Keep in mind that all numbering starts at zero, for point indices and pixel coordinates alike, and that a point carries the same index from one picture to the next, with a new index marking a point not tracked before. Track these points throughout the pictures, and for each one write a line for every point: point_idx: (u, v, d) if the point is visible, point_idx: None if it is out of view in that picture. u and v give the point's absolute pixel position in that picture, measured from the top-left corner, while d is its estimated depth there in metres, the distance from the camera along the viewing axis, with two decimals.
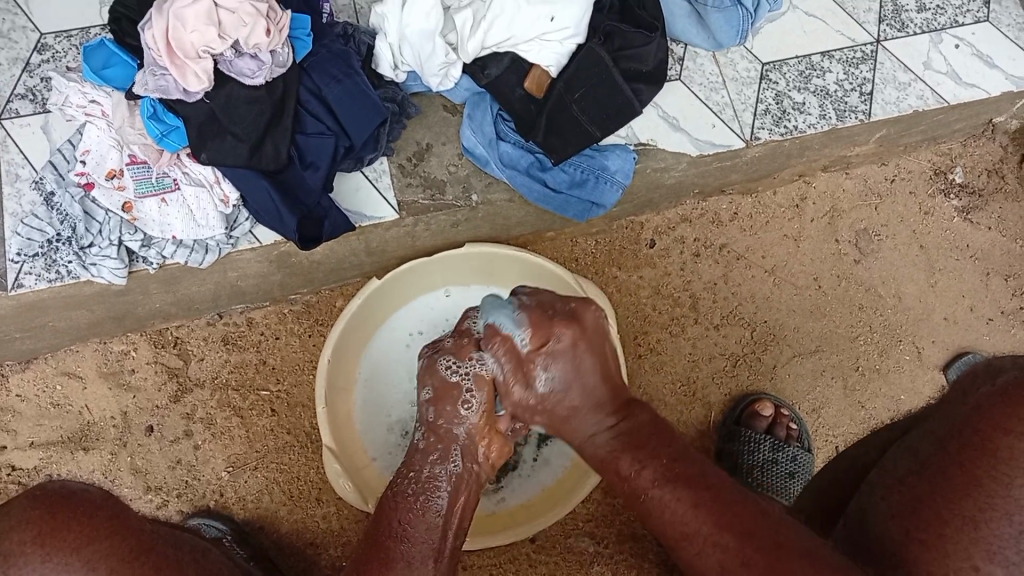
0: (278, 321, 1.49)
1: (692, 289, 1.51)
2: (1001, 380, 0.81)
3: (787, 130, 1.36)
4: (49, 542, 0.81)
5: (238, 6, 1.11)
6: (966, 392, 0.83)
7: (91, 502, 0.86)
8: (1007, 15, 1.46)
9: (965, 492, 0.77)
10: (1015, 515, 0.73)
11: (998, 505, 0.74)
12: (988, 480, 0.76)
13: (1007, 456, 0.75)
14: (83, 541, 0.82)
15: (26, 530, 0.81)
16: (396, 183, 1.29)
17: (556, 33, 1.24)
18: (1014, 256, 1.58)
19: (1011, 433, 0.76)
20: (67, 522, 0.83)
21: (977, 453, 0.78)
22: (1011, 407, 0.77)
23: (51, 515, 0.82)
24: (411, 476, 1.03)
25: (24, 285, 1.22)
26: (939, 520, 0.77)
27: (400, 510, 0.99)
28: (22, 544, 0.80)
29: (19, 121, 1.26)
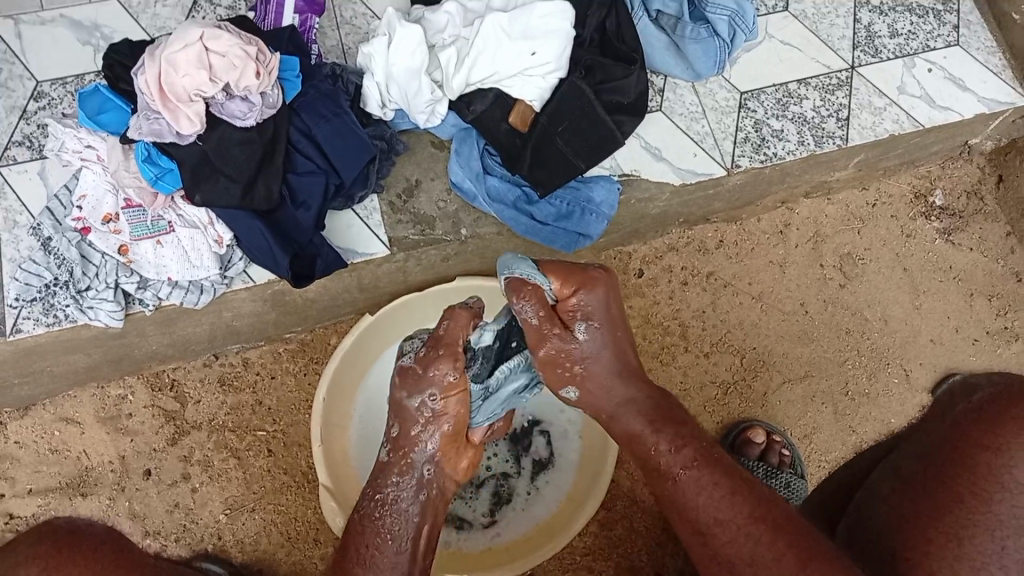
0: (274, 360, 1.51)
1: (681, 317, 1.53)
2: (977, 398, 0.88)
3: (767, 157, 1.39)
4: None
5: (228, 49, 1.15)
6: (946, 411, 0.90)
7: None
8: (975, 39, 1.51)
9: (948, 510, 0.82)
10: (996, 531, 0.79)
11: (980, 520, 0.80)
12: (969, 496, 0.81)
13: (988, 471, 0.82)
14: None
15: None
16: (386, 220, 1.32)
17: (537, 69, 1.28)
18: (997, 276, 1.60)
19: (989, 450, 0.83)
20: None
21: (955, 468, 0.84)
22: (987, 424, 0.84)
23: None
24: (378, 499, 1.02)
25: (22, 330, 1.23)
26: (921, 537, 0.81)
27: (373, 535, 1.00)
28: None
29: (17, 167, 1.30)
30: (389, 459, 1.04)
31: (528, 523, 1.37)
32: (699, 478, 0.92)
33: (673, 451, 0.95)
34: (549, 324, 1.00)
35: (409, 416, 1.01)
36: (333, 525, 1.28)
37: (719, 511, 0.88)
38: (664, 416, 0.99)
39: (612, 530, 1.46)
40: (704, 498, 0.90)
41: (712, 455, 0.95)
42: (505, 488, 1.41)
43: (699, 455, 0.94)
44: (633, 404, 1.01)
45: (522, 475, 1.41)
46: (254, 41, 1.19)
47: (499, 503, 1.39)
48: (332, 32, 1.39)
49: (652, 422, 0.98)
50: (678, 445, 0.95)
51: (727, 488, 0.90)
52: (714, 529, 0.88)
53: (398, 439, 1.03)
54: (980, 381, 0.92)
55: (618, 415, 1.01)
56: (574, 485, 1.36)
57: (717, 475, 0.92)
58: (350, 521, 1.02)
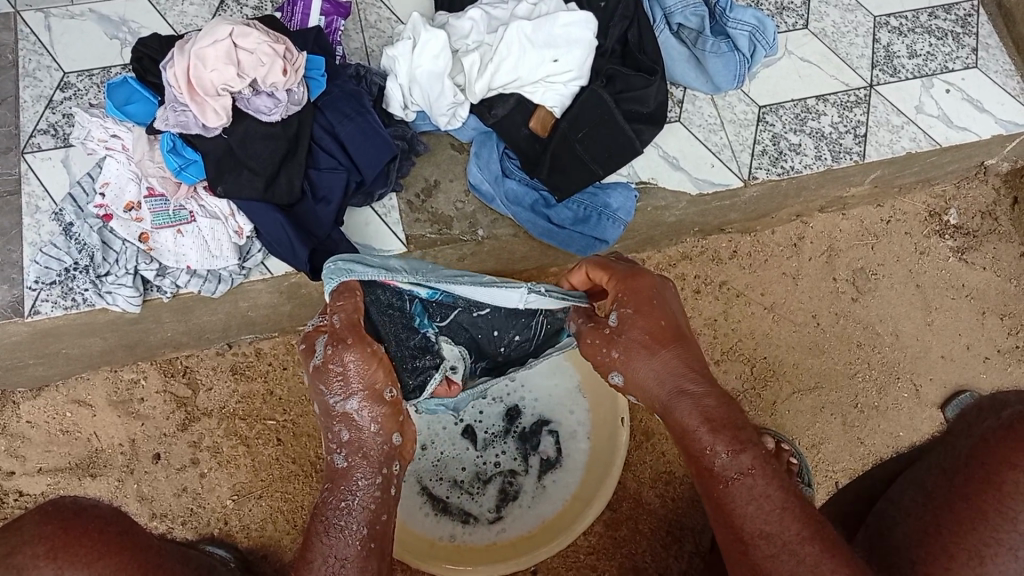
0: (286, 351, 1.53)
1: (692, 325, 1.54)
2: (1006, 415, 0.80)
3: (783, 170, 1.40)
4: (62, 556, 0.73)
5: (257, 46, 1.17)
6: (974, 427, 0.82)
7: (102, 518, 0.78)
8: (994, 62, 1.52)
9: (970, 527, 0.75)
10: (1020, 552, 0.71)
11: (1003, 540, 0.72)
12: (994, 513, 0.74)
13: (1012, 490, 0.73)
14: (96, 556, 0.75)
15: (38, 543, 0.73)
16: (404, 218, 1.33)
17: (559, 75, 1.29)
18: (1009, 296, 1.61)
19: (1013, 467, 0.74)
20: (86, 536, 0.75)
21: (981, 485, 0.76)
22: (1014, 439, 0.75)
23: (69, 533, 0.75)
24: (340, 504, 0.91)
25: (40, 312, 1.25)
26: (943, 552, 0.75)
27: (337, 543, 0.89)
28: (36, 557, 0.72)
29: (41, 154, 1.32)
30: (347, 464, 0.92)
31: (534, 520, 1.38)
32: (756, 485, 0.82)
33: (732, 458, 0.83)
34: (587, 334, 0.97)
35: (355, 421, 0.92)
36: None
37: (768, 523, 0.79)
38: (721, 418, 0.86)
39: (616, 531, 1.47)
40: (754, 509, 0.81)
41: (768, 467, 0.83)
42: (511, 485, 1.41)
43: (754, 462, 0.83)
44: (694, 394, 0.87)
45: (529, 473, 1.41)
46: (282, 40, 1.20)
47: (505, 499, 1.40)
48: (356, 34, 1.40)
49: (715, 419, 0.85)
50: (737, 449, 0.84)
51: (779, 501, 0.81)
52: (757, 541, 0.79)
53: (349, 440, 0.93)
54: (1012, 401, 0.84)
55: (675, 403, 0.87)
56: (580, 486, 1.38)
57: (773, 487, 0.82)
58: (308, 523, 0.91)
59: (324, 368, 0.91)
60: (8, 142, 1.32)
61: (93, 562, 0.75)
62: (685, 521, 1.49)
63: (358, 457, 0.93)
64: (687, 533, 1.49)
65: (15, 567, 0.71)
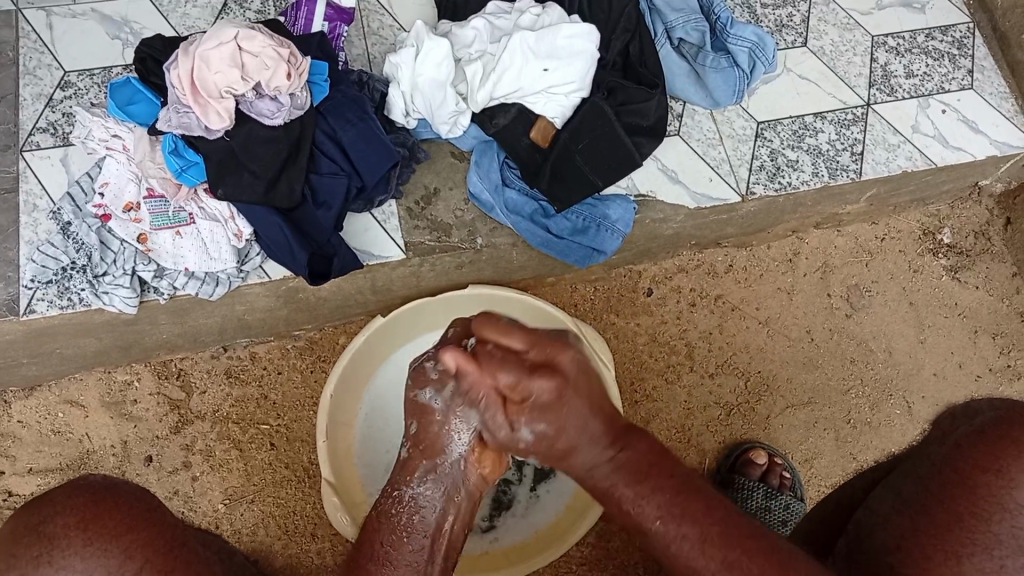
0: (281, 356, 1.53)
1: (687, 338, 1.55)
2: (980, 421, 0.78)
3: (781, 186, 1.41)
4: (91, 527, 0.70)
5: (261, 50, 1.18)
6: (946, 433, 0.79)
7: (134, 494, 0.75)
8: (990, 84, 1.54)
9: (945, 528, 0.72)
10: (995, 551, 0.69)
11: (976, 541, 0.70)
12: (970, 516, 0.71)
13: (986, 492, 0.71)
14: (125, 529, 0.71)
15: (70, 513, 0.70)
16: (404, 224, 1.34)
17: (562, 86, 1.30)
18: (1001, 315, 1.62)
19: (989, 471, 0.72)
20: (118, 512, 0.72)
21: (954, 489, 0.73)
22: (988, 443, 0.74)
23: (104, 504, 0.72)
24: (398, 495, 0.92)
25: (35, 311, 1.24)
26: (919, 555, 0.71)
27: (388, 532, 0.89)
28: (66, 526, 0.70)
29: (40, 153, 1.32)
30: (407, 455, 0.94)
31: (528, 530, 1.38)
32: (679, 527, 0.76)
33: (640, 505, 0.79)
34: (497, 419, 0.86)
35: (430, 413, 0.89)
36: (336, 521, 1.29)
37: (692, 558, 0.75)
38: (616, 431, 0.86)
39: (608, 543, 1.47)
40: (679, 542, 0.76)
41: (693, 500, 0.77)
42: (505, 494, 1.41)
43: (670, 503, 0.77)
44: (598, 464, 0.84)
45: (523, 482, 1.41)
46: (287, 44, 1.21)
47: (498, 508, 1.40)
48: (358, 41, 1.41)
49: (634, 474, 0.81)
50: (647, 496, 0.79)
51: (697, 534, 0.75)
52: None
53: (417, 434, 0.92)
54: (986, 404, 0.81)
55: (575, 450, 0.85)
56: (573, 495, 1.37)
57: (687, 525, 0.76)
58: (366, 520, 0.92)
59: (422, 373, 0.89)
60: (7, 140, 1.32)
61: (123, 534, 0.71)
62: None
63: (420, 451, 0.92)
64: None
65: (46, 536, 0.69)
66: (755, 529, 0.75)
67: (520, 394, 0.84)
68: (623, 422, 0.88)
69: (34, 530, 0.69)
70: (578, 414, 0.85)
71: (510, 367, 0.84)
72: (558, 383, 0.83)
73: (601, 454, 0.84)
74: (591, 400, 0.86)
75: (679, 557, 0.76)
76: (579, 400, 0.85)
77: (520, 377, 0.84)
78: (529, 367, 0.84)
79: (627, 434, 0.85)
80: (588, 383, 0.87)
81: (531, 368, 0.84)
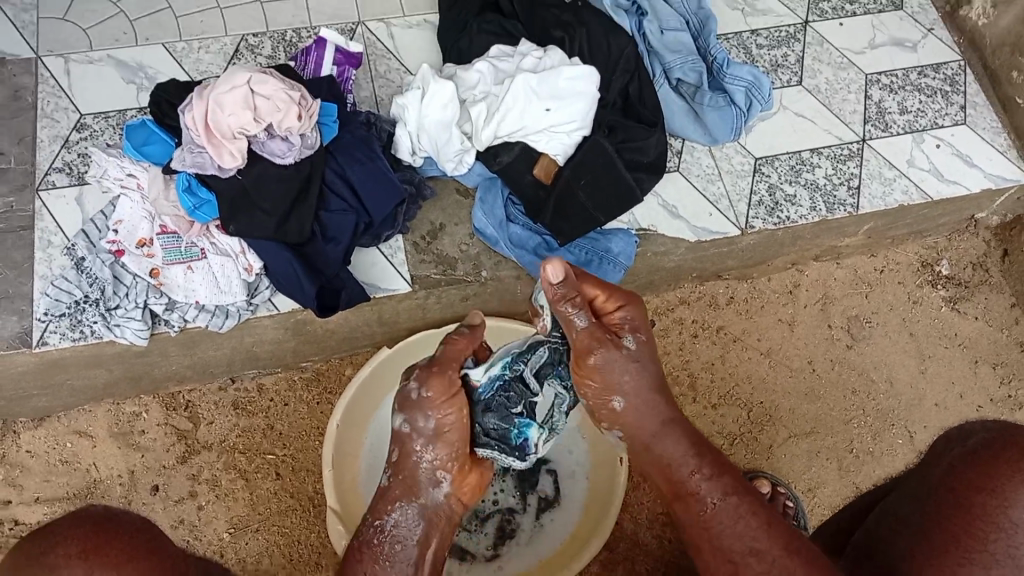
0: (288, 388, 1.55)
1: (690, 369, 1.56)
2: (974, 443, 0.81)
3: (780, 220, 1.44)
4: (94, 557, 0.63)
5: (273, 93, 1.22)
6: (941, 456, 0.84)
7: (131, 523, 0.67)
8: (982, 120, 1.57)
9: (945, 547, 0.76)
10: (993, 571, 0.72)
11: (973, 558, 0.74)
12: (967, 536, 0.75)
13: (982, 512, 0.75)
14: (126, 558, 0.64)
15: (72, 543, 0.63)
16: (409, 259, 1.37)
17: (564, 125, 1.33)
18: (1001, 345, 1.64)
19: (984, 491, 0.76)
20: (120, 539, 0.65)
21: (952, 510, 0.77)
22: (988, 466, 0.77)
23: (105, 531, 0.65)
24: (378, 526, 0.98)
25: (48, 343, 1.27)
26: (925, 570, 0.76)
27: (371, 561, 0.96)
28: (67, 557, 0.62)
29: (55, 191, 1.35)
30: (388, 485, 1.00)
31: (531, 560, 1.39)
32: (736, 506, 0.91)
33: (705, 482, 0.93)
34: (594, 337, 0.97)
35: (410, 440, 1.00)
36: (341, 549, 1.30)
37: (754, 540, 0.87)
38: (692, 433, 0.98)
39: (612, 573, 1.48)
40: (738, 527, 0.89)
41: (751, 496, 0.93)
42: (509, 524, 1.42)
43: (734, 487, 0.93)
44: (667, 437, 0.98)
45: (528, 512, 1.42)
46: (298, 87, 1.25)
47: (503, 538, 1.41)
48: (366, 84, 1.45)
49: (693, 449, 0.97)
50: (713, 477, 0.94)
51: (758, 519, 0.89)
52: (749, 559, 0.86)
53: (398, 462, 1.00)
54: (977, 426, 0.86)
55: (652, 432, 0.98)
56: (578, 525, 1.38)
57: (745, 507, 0.91)
58: (349, 549, 0.98)
59: (410, 399, 1.00)
60: (23, 178, 1.36)
61: (125, 563, 0.64)
62: (683, 563, 1.49)
63: (401, 481, 0.99)
64: (685, 574, 1.49)
65: (47, 566, 0.62)
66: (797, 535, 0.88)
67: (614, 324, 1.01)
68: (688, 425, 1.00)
69: (34, 562, 0.62)
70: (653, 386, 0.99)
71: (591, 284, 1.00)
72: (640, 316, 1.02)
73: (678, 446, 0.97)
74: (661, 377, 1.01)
75: (730, 530, 0.90)
76: (648, 362, 1.00)
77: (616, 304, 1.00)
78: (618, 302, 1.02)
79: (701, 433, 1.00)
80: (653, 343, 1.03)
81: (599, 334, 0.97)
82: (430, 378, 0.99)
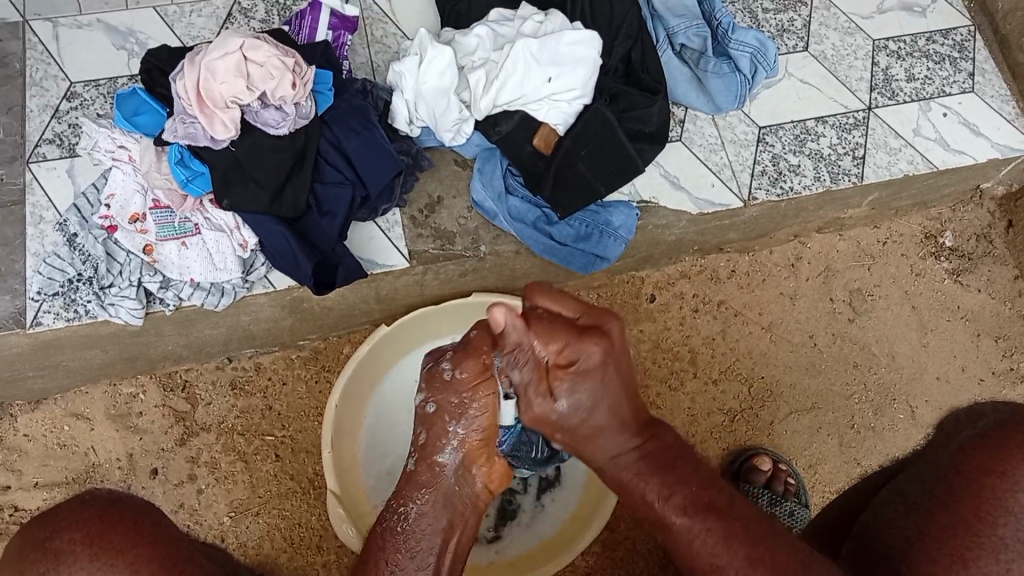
0: (287, 366, 1.52)
1: (691, 343, 1.55)
2: (982, 425, 0.69)
3: (783, 191, 1.42)
4: (98, 543, 0.54)
5: (266, 59, 1.19)
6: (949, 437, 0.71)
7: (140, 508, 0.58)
8: (991, 87, 1.55)
9: (950, 534, 0.64)
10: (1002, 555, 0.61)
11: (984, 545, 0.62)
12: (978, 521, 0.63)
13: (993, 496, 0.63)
14: (129, 542, 0.55)
15: (77, 526, 0.55)
16: (407, 233, 1.34)
17: (563, 94, 1.30)
18: (1004, 317, 1.63)
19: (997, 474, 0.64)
20: (125, 523, 0.56)
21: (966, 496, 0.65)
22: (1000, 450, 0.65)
23: (109, 516, 0.56)
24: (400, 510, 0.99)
25: (42, 323, 1.24)
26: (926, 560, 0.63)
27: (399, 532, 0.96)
28: (72, 542, 0.54)
29: (46, 164, 1.32)
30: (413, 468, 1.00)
31: (534, 538, 1.37)
32: (700, 522, 0.78)
33: (663, 497, 0.82)
34: (538, 384, 0.88)
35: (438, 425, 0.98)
36: (341, 532, 1.28)
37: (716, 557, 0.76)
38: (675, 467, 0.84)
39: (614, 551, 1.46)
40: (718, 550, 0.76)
41: (714, 498, 0.81)
42: (511, 503, 1.39)
43: (694, 499, 0.80)
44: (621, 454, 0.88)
45: (528, 491, 1.39)
46: (292, 53, 1.22)
47: (505, 516, 1.39)
48: (362, 49, 1.42)
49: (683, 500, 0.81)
50: (673, 487, 0.82)
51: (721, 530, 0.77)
52: None
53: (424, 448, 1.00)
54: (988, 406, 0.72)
55: (603, 436, 0.88)
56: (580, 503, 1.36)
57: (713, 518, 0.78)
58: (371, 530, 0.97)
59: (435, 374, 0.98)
60: (15, 151, 1.32)
61: (128, 548, 0.55)
62: None
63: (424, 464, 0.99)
64: None
65: (52, 552, 0.54)
66: (779, 533, 0.76)
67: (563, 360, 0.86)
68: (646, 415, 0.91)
69: (36, 547, 0.54)
70: (613, 395, 0.88)
71: (560, 329, 0.87)
72: (605, 350, 0.86)
73: (623, 443, 0.88)
74: (623, 381, 0.89)
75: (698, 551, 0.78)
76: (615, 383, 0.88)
77: (572, 340, 0.86)
78: (579, 326, 0.88)
79: (651, 426, 0.90)
80: (626, 360, 0.90)
81: (582, 332, 0.86)
82: (463, 360, 0.95)
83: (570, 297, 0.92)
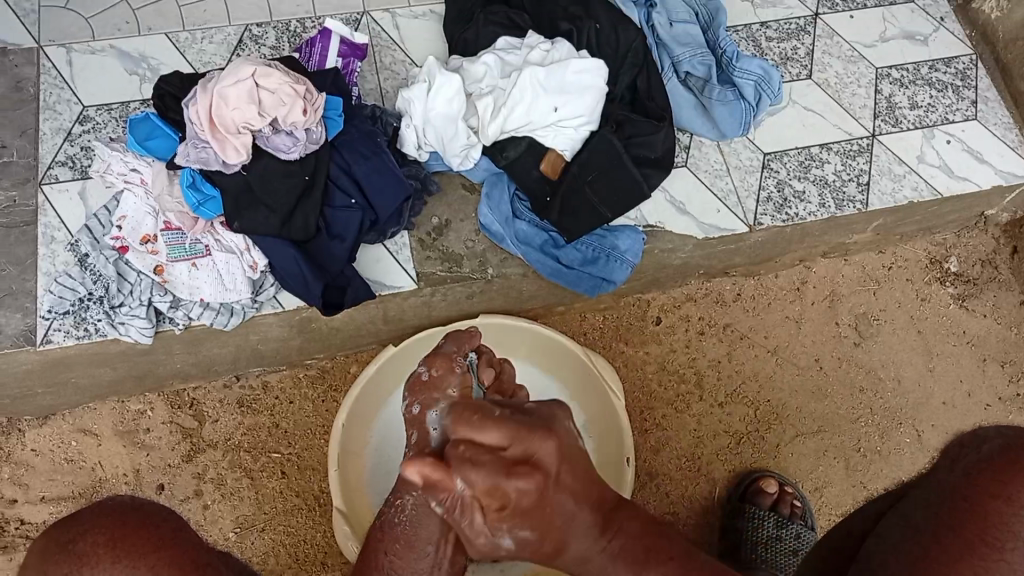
0: (293, 385, 1.54)
1: (696, 365, 1.56)
2: None
3: (788, 217, 1.43)
4: (122, 545, 0.52)
5: (278, 86, 1.21)
6: None
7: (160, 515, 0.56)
8: (993, 116, 1.56)
9: None
10: None
11: None
12: None
13: None
14: (152, 546, 0.53)
15: (99, 531, 0.53)
16: (415, 255, 1.36)
17: (569, 120, 1.32)
18: (1010, 343, 1.63)
19: None
20: (147, 528, 0.54)
21: None
22: None
23: (133, 521, 0.54)
24: None
25: (52, 341, 1.26)
26: None
27: None
28: (95, 545, 0.52)
29: (59, 186, 1.35)
30: None
31: None
32: None
33: None
34: (524, 402, 0.88)
35: None
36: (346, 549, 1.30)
37: None
38: None
39: None
40: None
41: None
42: None
43: None
44: None
45: None
46: (303, 81, 1.24)
47: None
48: (372, 75, 1.44)
49: None
50: None
51: None
52: None
53: None
54: None
55: None
56: None
57: None
58: None
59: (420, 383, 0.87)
60: (27, 174, 1.34)
61: (152, 552, 0.53)
62: None
63: None
64: None
65: (75, 556, 0.51)
66: None
67: (496, 501, 0.67)
68: (611, 495, 0.75)
69: (54, 551, 0.51)
70: (573, 511, 0.71)
71: (484, 470, 0.66)
72: (547, 469, 0.68)
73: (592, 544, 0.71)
74: (587, 500, 0.72)
75: None
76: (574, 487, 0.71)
77: (497, 480, 0.66)
78: (505, 465, 0.67)
79: None
80: (581, 460, 0.73)
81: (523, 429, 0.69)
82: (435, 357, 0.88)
83: (496, 410, 0.71)
